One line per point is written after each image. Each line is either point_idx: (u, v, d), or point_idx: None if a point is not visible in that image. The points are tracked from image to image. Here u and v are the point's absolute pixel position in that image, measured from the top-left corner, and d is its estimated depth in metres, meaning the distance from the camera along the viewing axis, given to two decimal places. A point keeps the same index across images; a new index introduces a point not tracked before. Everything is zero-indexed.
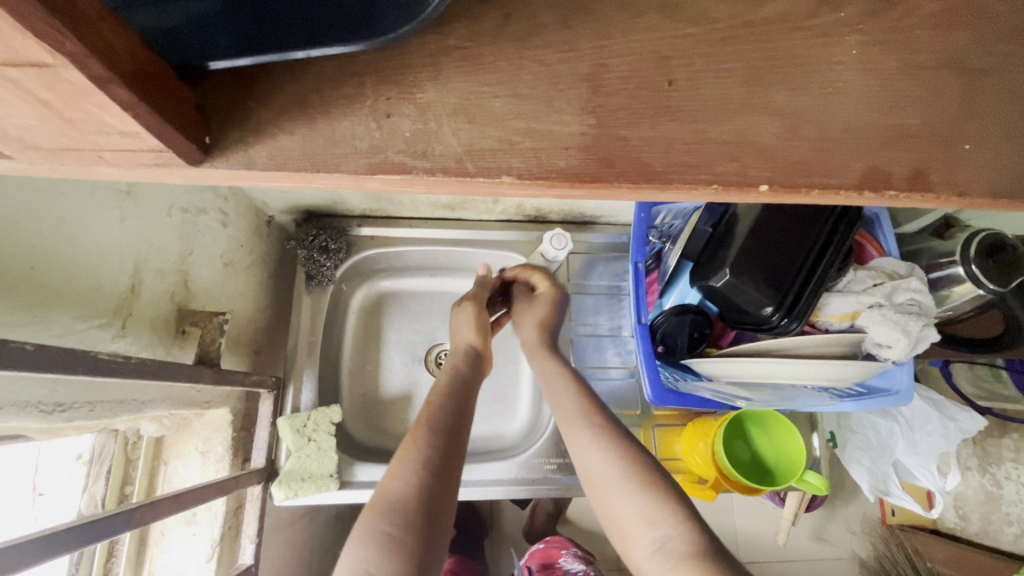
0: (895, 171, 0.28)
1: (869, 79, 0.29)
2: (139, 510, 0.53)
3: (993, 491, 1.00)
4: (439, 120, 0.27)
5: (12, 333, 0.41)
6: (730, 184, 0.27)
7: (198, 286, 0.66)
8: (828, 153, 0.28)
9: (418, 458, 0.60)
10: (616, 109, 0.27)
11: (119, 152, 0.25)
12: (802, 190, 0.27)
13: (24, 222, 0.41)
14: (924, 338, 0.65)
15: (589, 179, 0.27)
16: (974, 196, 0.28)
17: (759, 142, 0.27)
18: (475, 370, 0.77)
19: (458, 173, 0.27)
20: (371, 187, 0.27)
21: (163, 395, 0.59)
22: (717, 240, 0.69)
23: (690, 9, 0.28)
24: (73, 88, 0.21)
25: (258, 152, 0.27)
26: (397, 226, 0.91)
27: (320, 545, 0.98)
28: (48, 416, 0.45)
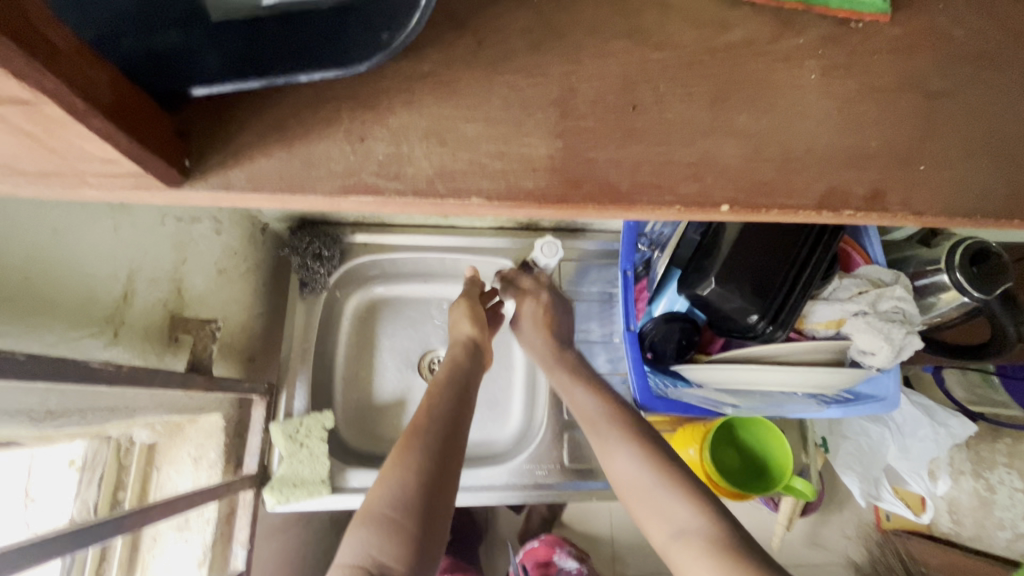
0: (852, 192, 0.29)
1: (828, 102, 0.30)
2: (130, 516, 0.54)
3: (986, 495, 1.02)
4: (412, 142, 0.28)
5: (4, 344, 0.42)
6: (693, 205, 0.28)
7: (192, 294, 0.67)
8: (788, 174, 0.29)
9: (419, 445, 0.61)
10: (583, 132, 0.28)
11: (101, 176, 0.26)
12: (763, 210, 0.28)
13: (17, 235, 0.42)
14: (909, 345, 0.66)
15: (556, 200, 0.27)
16: (929, 215, 0.29)
17: (722, 163, 0.28)
18: (474, 363, 0.77)
19: (431, 195, 0.27)
20: (347, 208, 0.28)
21: (155, 402, 0.59)
22: (706, 248, 0.70)
23: (656, 36, 0.30)
24: (54, 121, 0.22)
25: (236, 174, 0.27)
26: (390, 233, 0.92)
27: (314, 550, 0.98)
28: (39, 424, 0.46)
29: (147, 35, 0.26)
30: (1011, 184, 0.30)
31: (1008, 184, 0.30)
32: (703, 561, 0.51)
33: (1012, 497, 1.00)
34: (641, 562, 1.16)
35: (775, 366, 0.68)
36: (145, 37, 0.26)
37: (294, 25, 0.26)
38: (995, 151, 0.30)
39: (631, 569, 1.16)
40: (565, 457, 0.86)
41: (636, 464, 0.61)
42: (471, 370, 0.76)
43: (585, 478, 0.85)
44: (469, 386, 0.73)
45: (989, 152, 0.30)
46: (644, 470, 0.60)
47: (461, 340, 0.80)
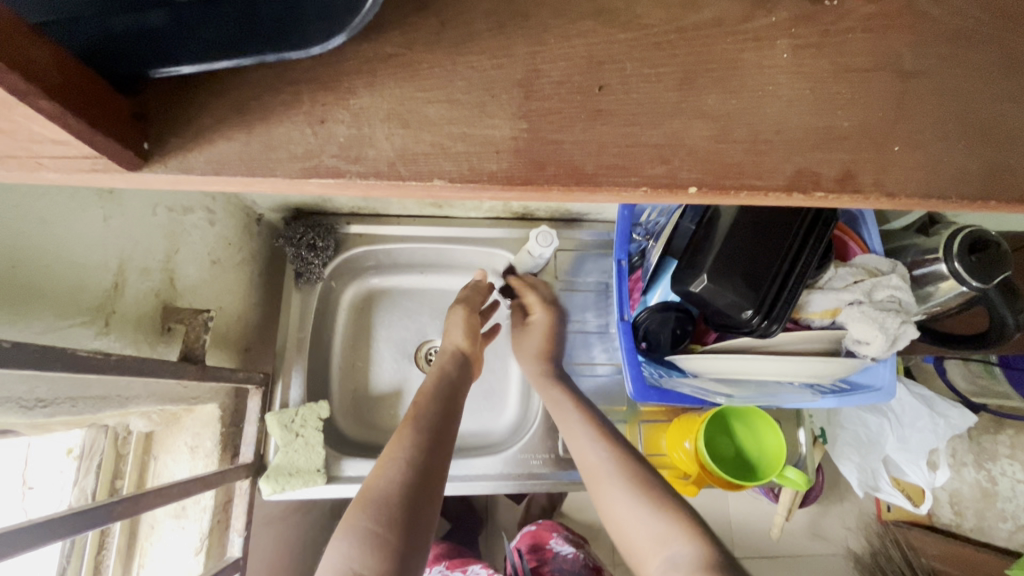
0: (823, 173, 0.28)
1: (800, 82, 0.29)
2: (122, 503, 0.54)
3: (988, 487, 1.02)
4: (374, 125, 0.28)
5: None
6: (659, 186, 0.27)
7: (185, 284, 0.67)
8: (756, 156, 0.28)
9: (405, 456, 0.62)
10: (547, 113, 0.28)
11: (59, 159, 0.26)
12: (730, 191, 0.28)
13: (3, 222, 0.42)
14: (903, 334, 0.65)
15: (519, 182, 0.27)
16: (902, 196, 0.29)
17: (688, 145, 0.28)
18: (461, 373, 0.78)
19: (393, 177, 0.27)
20: (311, 191, 0.28)
21: (148, 391, 0.60)
22: (699, 239, 0.69)
23: (623, 15, 0.29)
24: (2, 102, 0.22)
25: (195, 157, 0.27)
26: (385, 223, 0.92)
27: (314, 536, 1.00)
28: (29, 411, 0.46)
29: (104, 18, 0.26)
30: (989, 165, 0.30)
31: (985, 165, 0.30)
32: None
33: (1014, 489, 0.99)
34: None
35: (767, 354, 0.68)
36: (102, 19, 0.26)
37: (250, 6, 0.26)
38: (971, 131, 0.30)
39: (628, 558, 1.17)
40: (560, 446, 0.86)
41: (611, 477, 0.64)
42: (459, 381, 0.77)
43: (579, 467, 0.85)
44: (454, 394, 0.74)
45: (965, 134, 0.30)
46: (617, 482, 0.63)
47: (451, 351, 0.81)
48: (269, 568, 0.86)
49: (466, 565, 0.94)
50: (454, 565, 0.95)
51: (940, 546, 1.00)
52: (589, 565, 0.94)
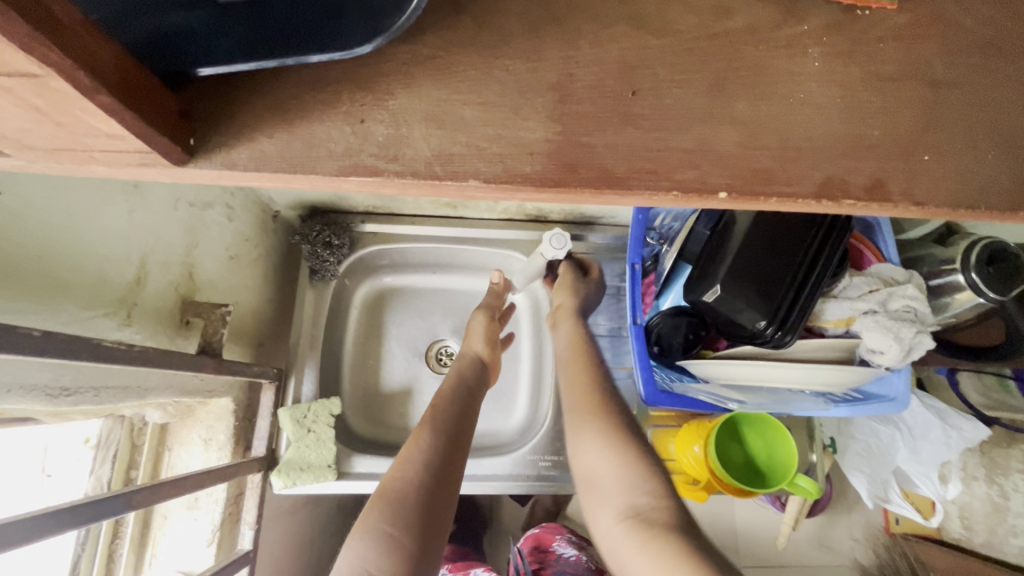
0: (852, 181, 0.28)
1: (831, 90, 0.29)
2: (140, 492, 0.55)
3: (999, 502, 0.99)
4: (411, 125, 0.28)
5: (20, 321, 0.43)
6: (690, 191, 0.28)
7: (203, 277, 0.68)
8: (786, 163, 0.28)
9: (420, 459, 0.62)
10: (580, 116, 0.28)
11: (109, 153, 0.27)
12: (760, 197, 0.28)
13: (32, 214, 0.43)
14: (919, 344, 0.64)
15: (554, 184, 0.27)
16: (932, 206, 0.29)
17: (719, 150, 0.28)
18: (480, 381, 0.78)
19: (430, 177, 0.28)
20: (347, 189, 0.29)
21: (166, 383, 0.60)
22: (711, 250, 0.69)
23: (656, 22, 0.30)
24: (63, 97, 0.23)
25: (239, 153, 0.28)
26: (400, 223, 0.93)
27: (321, 532, 1.01)
28: (54, 399, 0.46)
29: (159, 17, 0.27)
30: (1017, 176, 0.30)
31: (1013, 175, 0.30)
32: (645, 550, 0.49)
33: None
34: None
35: (780, 362, 0.68)
36: (157, 18, 0.27)
37: (296, 9, 0.27)
38: (1000, 141, 0.30)
39: None
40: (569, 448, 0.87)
41: (605, 454, 0.61)
42: (474, 389, 0.77)
43: None
44: (470, 400, 0.74)
45: (995, 143, 0.30)
46: (600, 440, 0.62)
47: (471, 357, 0.82)
48: (277, 562, 0.87)
49: (469, 569, 0.94)
50: (458, 569, 0.95)
51: (948, 558, 0.99)
52: (591, 568, 0.93)
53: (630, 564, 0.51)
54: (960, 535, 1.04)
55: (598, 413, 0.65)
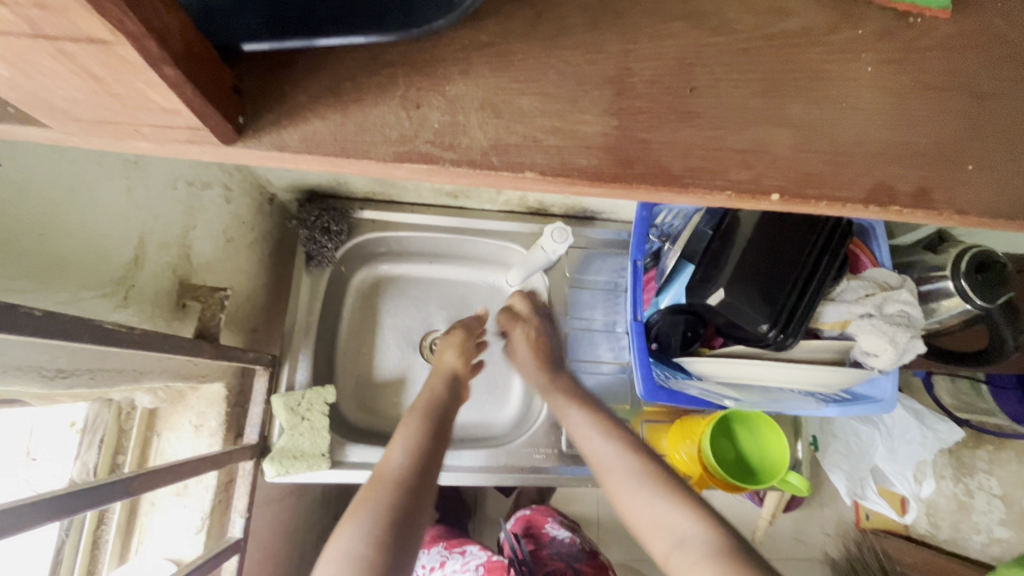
0: (898, 187, 0.29)
1: (881, 96, 0.30)
2: (137, 479, 0.53)
3: (965, 500, 1.05)
4: (468, 113, 0.28)
5: (18, 298, 0.41)
6: (743, 192, 0.28)
7: (200, 260, 0.66)
8: (836, 167, 0.29)
9: (392, 480, 0.64)
10: (637, 111, 0.28)
11: (157, 128, 0.27)
12: (811, 202, 0.28)
13: (35, 182, 0.41)
14: (911, 348, 0.66)
15: (610, 179, 0.27)
16: (973, 215, 0.29)
17: (773, 152, 0.29)
18: (453, 392, 0.79)
19: (486, 167, 0.27)
20: (397, 175, 0.28)
21: (160, 367, 0.58)
22: (715, 250, 0.70)
23: (716, 19, 0.30)
24: (129, 67, 0.22)
25: (289, 134, 0.27)
26: (400, 211, 0.91)
27: (307, 520, 1.01)
28: (49, 382, 0.44)
29: None
30: None
31: None
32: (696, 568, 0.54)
33: (989, 503, 1.03)
34: (621, 546, 1.23)
35: (775, 362, 0.69)
36: None
37: None
38: None
39: (613, 551, 1.23)
40: (562, 441, 0.87)
41: (633, 484, 0.65)
42: (448, 404, 0.77)
43: (581, 463, 0.86)
44: (445, 416, 0.75)
45: None
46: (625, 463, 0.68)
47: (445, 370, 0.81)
48: (264, 549, 0.86)
49: (463, 547, 0.94)
50: (453, 545, 0.95)
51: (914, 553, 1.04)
52: (585, 549, 0.97)
53: None
54: (926, 531, 1.08)
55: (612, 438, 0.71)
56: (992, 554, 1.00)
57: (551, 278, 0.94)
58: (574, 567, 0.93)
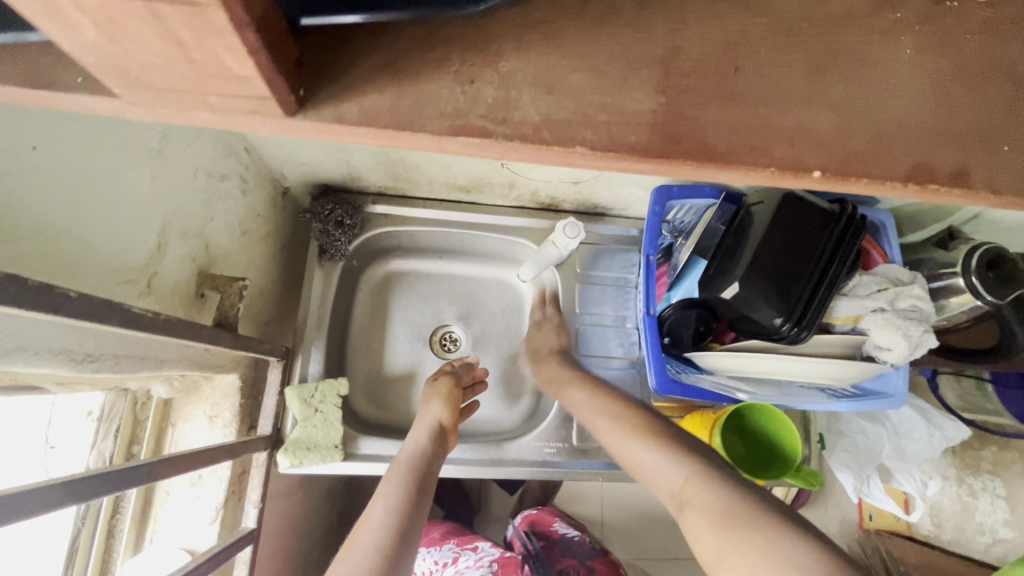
0: (939, 167, 0.30)
1: (922, 79, 0.31)
2: (161, 463, 0.52)
3: (968, 500, 1.03)
4: (521, 89, 0.29)
5: (53, 280, 0.41)
6: (787, 169, 0.29)
7: (217, 251, 0.67)
8: (880, 146, 0.30)
9: (370, 544, 0.60)
10: (684, 90, 0.30)
11: (225, 96, 0.28)
12: (854, 180, 0.29)
13: (67, 162, 0.41)
14: (922, 343, 0.67)
15: (658, 155, 0.29)
16: (1011, 196, 0.30)
17: (817, 132, 0.30)
18: (440, 448, 0.76)
19: (537, 142, 0.29)
20: (449, 149, 0.30)
21: (181, 354, 0.59)
22: (728, 245, 0.73)
23: (757, 4, 0.32)
24: (213, 30, 0.23)
25: (349, 108, 0.29)
26: (412, 206, 0.92)
27: (315, 516, 1.01)
28: (76, 365, 0.44)
29: None
30: None
31: None
32: (704, 526, 0.50)
33: (993, 504, 1.00)
34: (626, 545, 1.23)
35: (793, 355, 0.68)
36: None
37: None
38: None
39: (618, 550, 1.23)
40: (574, 436, 0.87)
41: (639, 451, 0.63)
42: (434, 457, 0.74)
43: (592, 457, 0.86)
44: (429, 472, 0.71)
45: None
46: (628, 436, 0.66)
47: (429, 419, 0.78)
48: (274, 543, 0.86)
49: (474, 543, 0.94)
50: (464, 542, 0.94)
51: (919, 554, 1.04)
52: (596, 547, 0.98)
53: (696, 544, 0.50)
54: (930, 533, 1.07)
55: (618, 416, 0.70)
56: (996, 555, 0.98)
57: (562, 272, 0.95)
58: (587, 565, 0.93)
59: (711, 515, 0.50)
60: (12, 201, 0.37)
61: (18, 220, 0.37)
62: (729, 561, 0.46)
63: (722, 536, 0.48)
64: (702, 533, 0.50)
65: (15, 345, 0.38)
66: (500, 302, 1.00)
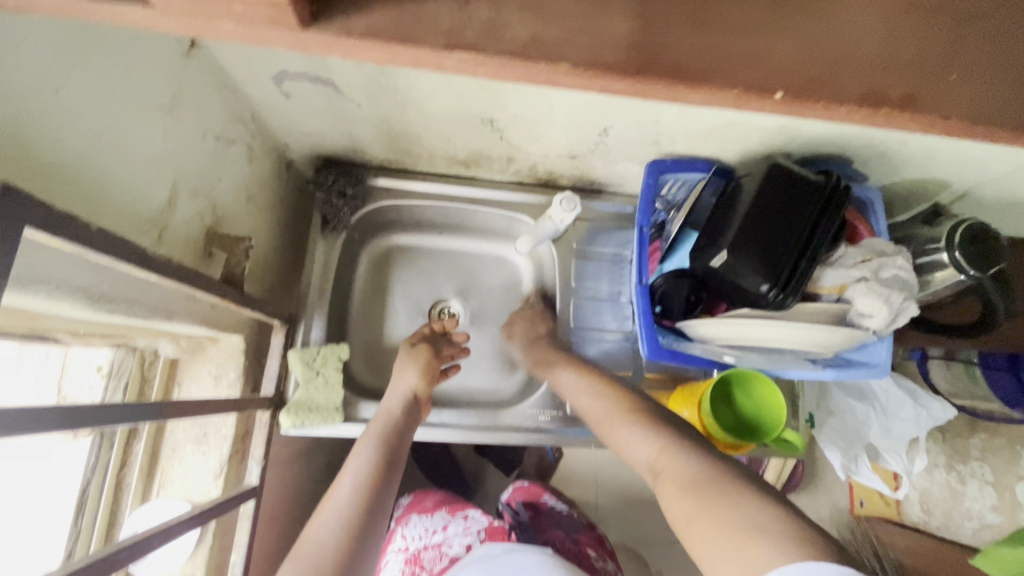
0: (890, 92, 0.38)
1: (878, 16, 0.38)
2: (171, 406, 0.55)
3: (958, 487, 1.06)
4: (510, 12, 0.35)
5: (79, 211, 0.44)
6: (751, 89, 0.36)
7: (224, 212, 0.69)
8: (839, 70, 0.37)
9: (336, 518, 0.63)
10: (664, 16, 0.36)
11: (245, 5, 0.31)
12: (811, 99, 0.37)
13: (103, 90, 0.45)
14: (904, 311, 0.70)
15: (635, 72, 0.35)
16: (953, 120, 0.39)
17: (778, 55, 0.37)
18: (411, 418, 0.78)
19: (526, 57, 0.34)
20: (446, 63, 0.35)
21: (190, 308, 0.61)
22: (719, 216, 0.76)
23: None
24: None
25: (355, 22, 0.34)
26: (412, 179, 0.94)
27: (315, 489, 1.03)
28: (92, 305, 0.47)
29: None
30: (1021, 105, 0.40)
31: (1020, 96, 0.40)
32: (678, 494, 0.52)
33: (981, 490, 1.02)
34: (620, 526, 1.26)
35: (777, 322, 0.71)
36: None
37: None
38: (1009, 73, 0.40)
39: (610, 532, 1.26)
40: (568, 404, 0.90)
41: (626, 426, 0.66)
42: (405, 427, 0.77)
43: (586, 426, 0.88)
44: (400, 443, 0.74)
45: (1010, 76, 0.40)
46: (615, 411, 0.69)
47: (404, 392, 0.81)
48: (276, 510, 0.89)
49: (465, 511, 0.93)
50: (455, 510, 0.93)
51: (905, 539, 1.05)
52: (582, 522, 1.00)
53: (668, 512, 0.53)
54: (918, 519, 1.10)
55: (608, 392, 0.73)
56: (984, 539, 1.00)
57: (558, 249, 0.96)
58: (573, 537, 0.95)
59: (685, 487, 0.52)
60: (48, 131, 0.40)
61: (49, 157, 0.40)
62: (695, 522, 0.48)
63: (691, 501, 0.50)
64: (675, 500, 0.52)
65: (39, 276, 0.40)
66: (497, 278, 1.02)
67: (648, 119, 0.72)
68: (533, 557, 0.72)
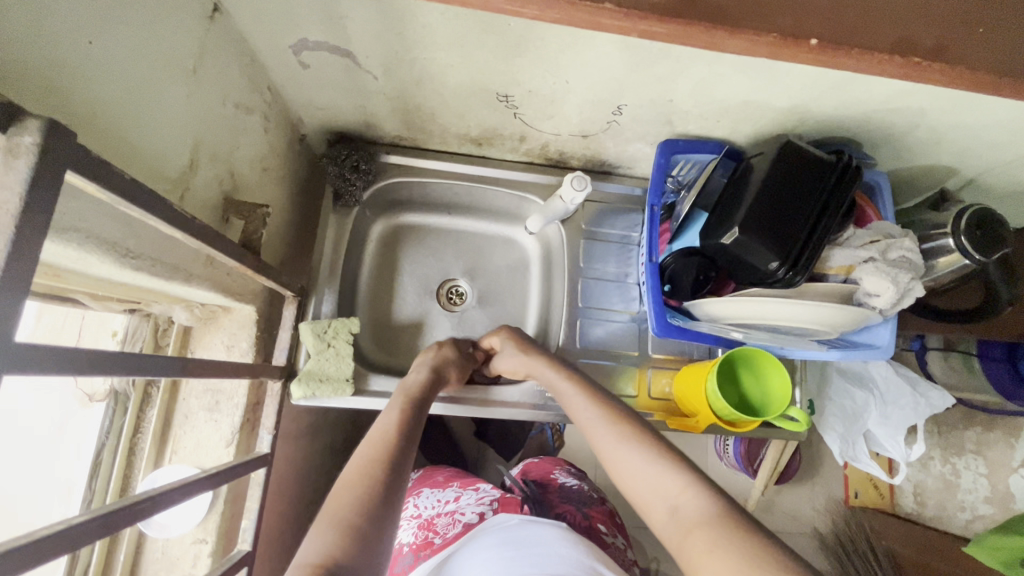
0: (920, 42, 0.40)
1: None
2: (194, 364, 0.56)
3: (952, 479, 1.07)
4: None
5: (111, 156, 0.45)
6: (785, 36, 0.38)
7: (242, 179, 0.70)
8: (869, 18, 0.40)
9: (367, 466, 0.61)
10: None
11: None
12: (843, 46, 0.39)
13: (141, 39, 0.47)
14: (910, 291, 0.71)
15: (676, 14, 0.38)
16: (981, 69, 0.40)
17: (811, 5, 0.39)
18: (432, 391, 0.78)
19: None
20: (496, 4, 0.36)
21: (208, 273, 0.62)
22: (730, 196, 0.77)
23: None
24: None
25: None
26: (423, 157, 0.94)
27: (319, 465, 1.04)
28: (120, 259, 0.48)
29: None
30: None
31: None
32: (693, 532, 0.49)
33: (975, 482, 1.02)
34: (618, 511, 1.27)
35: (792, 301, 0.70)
36: None
37: None
38: None
39: None
40: None
41: (628, 451, 0.60)
42: (426, 398, 0.76)
43: None
44: (422, 411, 0.73)
45: None
46: (611, 428, 0.64)
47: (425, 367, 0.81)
48: (284, 484, 0.89)
49: (477, 485, 0.94)
50: (466, 484, 0.94)
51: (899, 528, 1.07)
52: (593, 495, 1.01)
53: (683, 556, 0.49)
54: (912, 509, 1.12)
55: (601, 408, 0.67)
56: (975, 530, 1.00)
57: (567, 230, 0.97)
58: (583, 511, 0.95)
59: (704, 524, 0.49)
60: (84, 77, 0.41)
61: (85, 99, 0.41)
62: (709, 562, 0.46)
63: (709, 545, 0.47)
64: (693, 540, 0.49)
65: (73, 223, 0.41)
66: (505, 259, 1.03)
67: (662, 98, 0.73)
68: (550, 531, 0.73)
